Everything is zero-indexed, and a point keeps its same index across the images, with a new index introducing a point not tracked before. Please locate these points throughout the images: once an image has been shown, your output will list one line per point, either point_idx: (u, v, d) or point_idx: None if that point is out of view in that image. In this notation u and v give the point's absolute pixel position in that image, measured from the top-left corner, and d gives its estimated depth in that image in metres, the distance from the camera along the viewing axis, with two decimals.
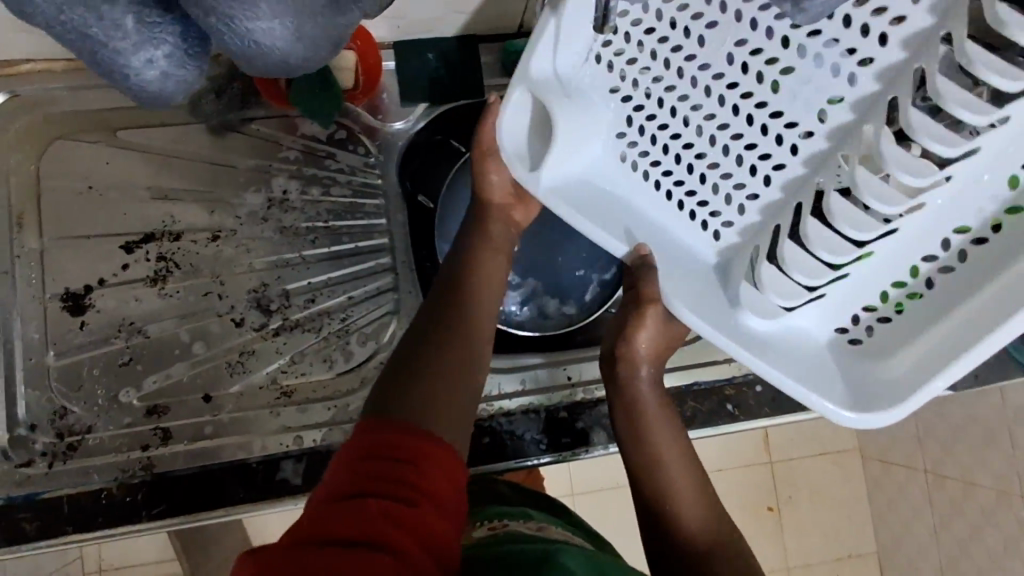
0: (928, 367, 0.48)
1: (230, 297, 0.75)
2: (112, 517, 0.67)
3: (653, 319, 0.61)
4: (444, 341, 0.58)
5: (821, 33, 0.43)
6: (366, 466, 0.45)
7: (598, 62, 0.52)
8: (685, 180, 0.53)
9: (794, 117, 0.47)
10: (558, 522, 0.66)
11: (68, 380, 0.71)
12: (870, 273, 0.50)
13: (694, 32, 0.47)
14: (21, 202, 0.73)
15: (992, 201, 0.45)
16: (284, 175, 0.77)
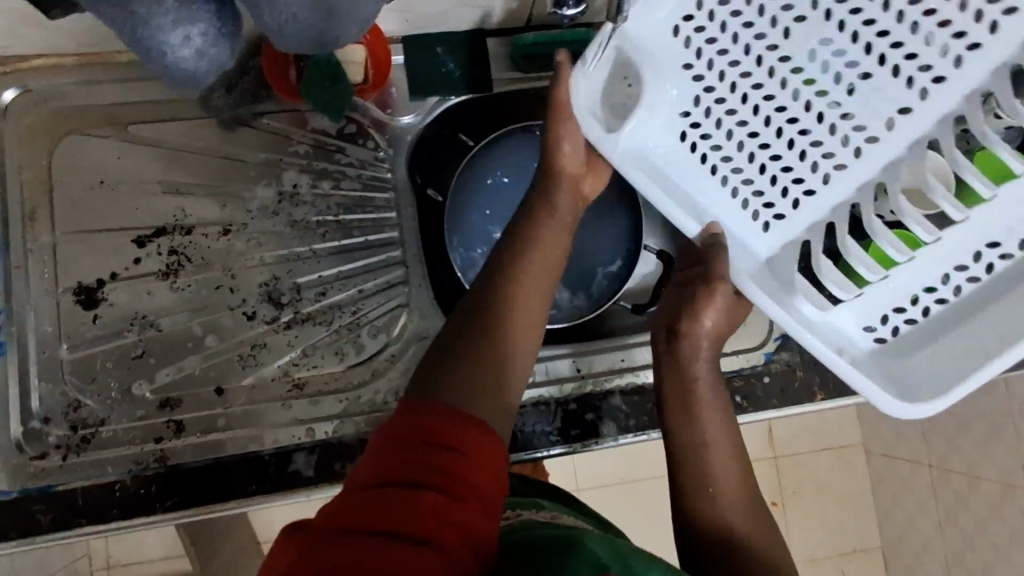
0: (947, 366, 0.56)
1: (242, 291, 0.75)
2: (126, 509, 0.67)
3: (721, 299, 0.64)
4: (489, 326, 0.57)
5: (903, 45, 0.53)
6: (406, 453, 0.45)
7: (676, 33, 0.57)
8: (744, 167, 0.62)
9: (862, 119, 0.58)
10: (571, 512, 0.66)
11: (82, 373, 0.72)
12: (909, 276, 0.61)
13: (783, 24, 0.55)
14: (32, 196, 0.74)
15: (1019, 222, 0.56)
16: (294, 169, 0.77)
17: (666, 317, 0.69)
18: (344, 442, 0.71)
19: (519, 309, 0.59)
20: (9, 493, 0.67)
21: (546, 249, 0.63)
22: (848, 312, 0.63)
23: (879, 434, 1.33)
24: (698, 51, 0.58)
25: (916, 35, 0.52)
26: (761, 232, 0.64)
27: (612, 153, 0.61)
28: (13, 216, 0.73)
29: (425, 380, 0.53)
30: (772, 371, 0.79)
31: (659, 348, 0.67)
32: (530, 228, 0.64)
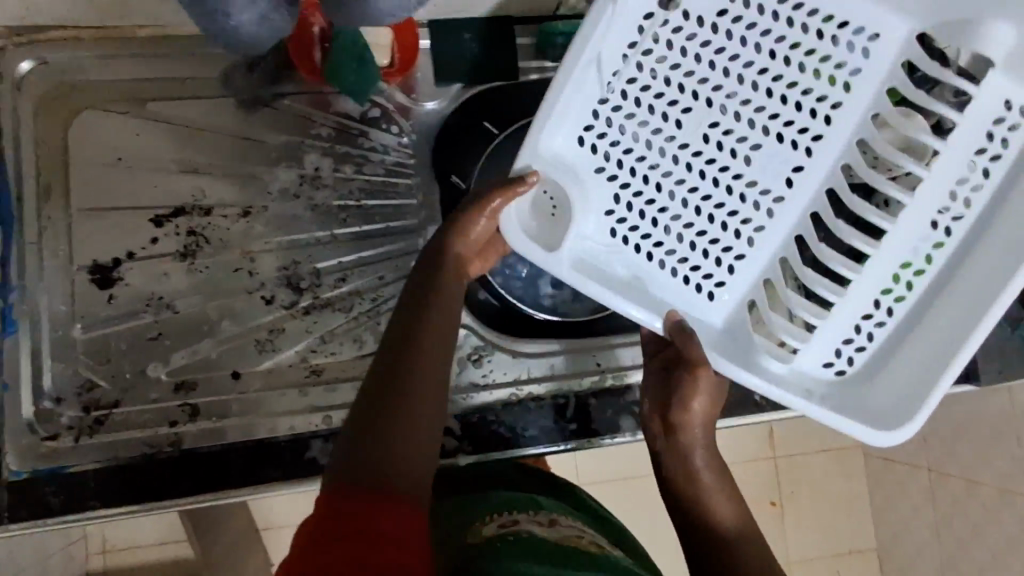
0: (922, 376, 0.60)
1: (260, 275, 0.74)
2: (140, 493, 0.66)
3: (708, 384, 0.60)
4: (403, 397, 0.53)
5: (778, 115, 0.64)
6: (334, 516, 0.46)
7: (581, 145, 0.62)
8: (675, 249, 0.66)
9: (766, 185, 0.66)
10: (569, 511, 0.68)
11: (95, 353, 0.70)
12: (845, 309, 0.64)
13: (672, 116, 0.63)
14: (48, 171, 0.72)
15: (925, 242, 0.62)
16: (316, 152, 0.76)
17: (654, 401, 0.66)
18: None
19: (426, 371, 0.55)
20: (19, 474, 0.66)
21: (435, 312, 0.58)
22: (808, 356, 0.65)
23: None
24: (605, 155, 0.63)
25: (787, 105, 0.64)
26: (709, 303, 0.66)
27: (563, 271, 0.59)
28: (28, 191, 0.71)
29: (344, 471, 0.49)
30: None
31: (657, 444, 0.65)
32: (427, 288, 0.59)
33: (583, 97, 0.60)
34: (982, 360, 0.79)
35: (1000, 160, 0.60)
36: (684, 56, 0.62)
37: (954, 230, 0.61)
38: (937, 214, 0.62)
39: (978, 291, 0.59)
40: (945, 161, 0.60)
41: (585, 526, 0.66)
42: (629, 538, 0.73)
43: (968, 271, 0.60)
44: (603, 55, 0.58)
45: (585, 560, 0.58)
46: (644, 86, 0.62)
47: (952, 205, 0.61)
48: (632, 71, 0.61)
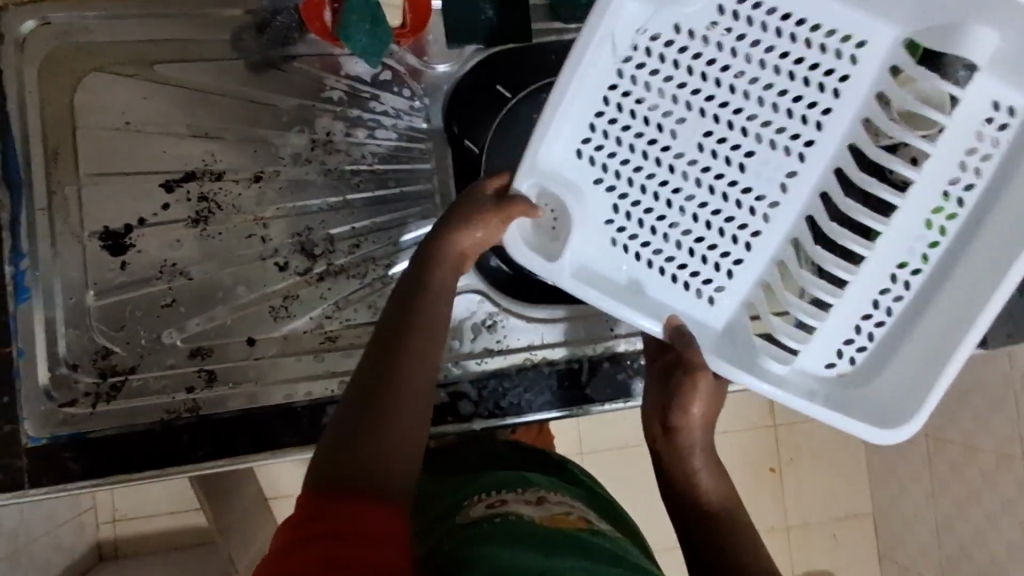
0: (921, 375, 0.59)
1: (274, 241, 0.73)
2: (160, 458, 0.67)
3: (705, 391, 0.60)
4: (394, 407, 0.53)
5: (771, 122, 0.62)
6: (303, 526, 0.44)
7: (579, 157, 0.60)
8: (675, 256, 0.64)
9: (761, 190, 0.64)
10: (562, 488, 0.67)
11: (110, 319, 0.70)
12: (844, 309, 0.64)
13: (668, 126, 0.61)
14: (54, 135, 0.70)
15: (920, 242, 0.62)
16: (327, 116, 0.75)
17: (652, 403, 0.65)
18: None
19: (418, 375, 0.55)
20: (38, 440, 0.66)
21: (426, 314, 0.58)
22: (811, 358, 0.65)
23: None
24: (602, 166, 0.61)
25: (779, 113, 0.62)
26: (709, 308, 0.65)
27: (562, 280, 0.59)
28: (36, 155, 0.70)
29: (329, 477, 0.49)
30: None
31: (658, 446, 0.65)
32: (417, 289, 0.59)
33: (577, 110, 0.58)
34: (993, 323, 0.80)
35: (990, 160, 0.59)
36: (676, 68, 0.60)
37: (949, 229, 0.61)
38: (930, 215, 0.61)
39: (974, 289, 0.58)
40: (936, 162, 0.60)
41: (576, 503, 0.65)
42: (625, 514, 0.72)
43: (966, 268, 0.59)
44: (596, 69, 0.56)
45: (572, 536, 0.55)
46: (639, 99, 0.60)
47: (945, 204, 0.60)
48: (626, 83, 0.59)
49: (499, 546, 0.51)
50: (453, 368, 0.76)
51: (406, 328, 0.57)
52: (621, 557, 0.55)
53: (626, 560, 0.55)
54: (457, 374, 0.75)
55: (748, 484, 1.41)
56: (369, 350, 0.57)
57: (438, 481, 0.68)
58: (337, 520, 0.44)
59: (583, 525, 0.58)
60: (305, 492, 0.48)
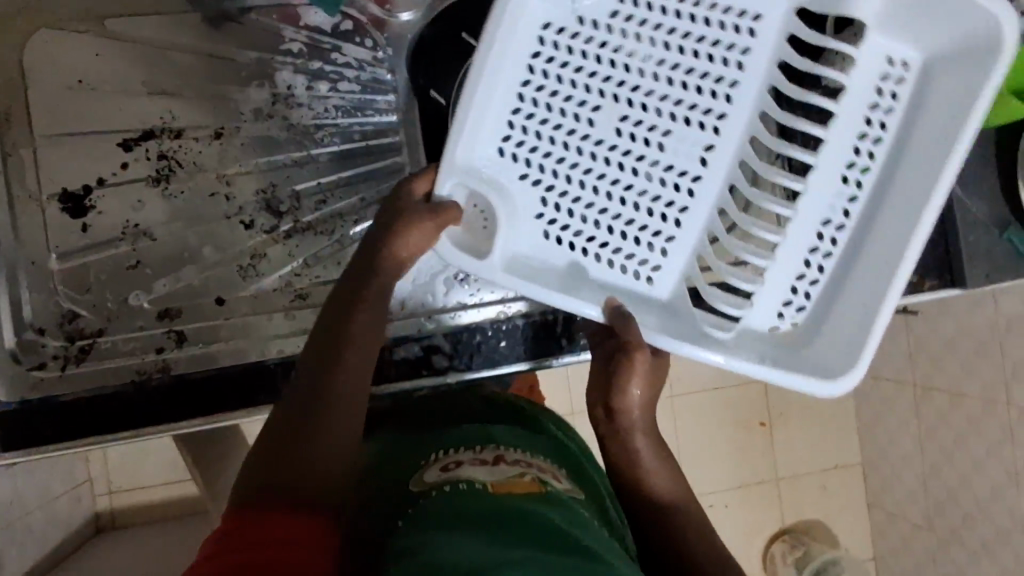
0: (860, 324, 0.59)
1: (238, 199, 0.72)
2: (134, 419, 0.67)
3: (642, 367, 0.61)
4: (326, 412, 0.57)
5: (682, 100, 0.59)
6: (236, 534, 0.50)
7: (502, 155, 0.59)
8: (609, 242, 0.61)
9: (682, 167, 0.61)
10: (523, 442, 0.67)
11: (74, 282, 0.69)
12: (778, 271, 0.61)
13: (584, 116, 0.59)
14: (8, 95, 0.69)
15: (840, 197, 0.60)
16: (288, 70, 0.73)
17: (592, 389, 0.66)
18: None
19: (353, 369, 0.59)
20: (9, 404, 0.65)
21: (361, 319, 0.60)
22: (752, 323, 0.62)
23: None
24: (526, 161, 0.60)
25: (687, 90, 0.59)
26: (648, 287, 0.62)
27: (496, 275, 0.58)
28: None
29: (264, 485, 0.54)
30: None
31: (601, 429, 0.66)
32: (352, 296, 0.60)
33: (491, 108, 0.57)
34: (971, 263, 0.80)
35: (895, 111, 0.58)
36: (584, 58, 0.59)
37: (866, 182, 0.59)
38: (846, 169, 0.59)
39: (897, 235, 0.57)
40: (845, 117, 0.58)
41: (535, 461, 0.64)
42: (587, 459, 0.72)
43: (889, 218, 0.58)
44: (504, 68, 0.56)
45: (517, 508, 0.54)
46: (553, 92, 0.59)
47: (858, 158, 0.59)
48: (538, 79, 0.58)
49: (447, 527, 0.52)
50: (428, 322, 0.76)
51: (343, 335, 0.59)
52: (564, 530, 0.53)
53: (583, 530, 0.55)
54: (431, 328, 0.75)
55: (737, 438, 1.43)
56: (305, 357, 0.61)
57: (416, 435, 0.69)
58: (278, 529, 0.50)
59: (534, 491, 0.58)
60: (236, 503, 0.53)
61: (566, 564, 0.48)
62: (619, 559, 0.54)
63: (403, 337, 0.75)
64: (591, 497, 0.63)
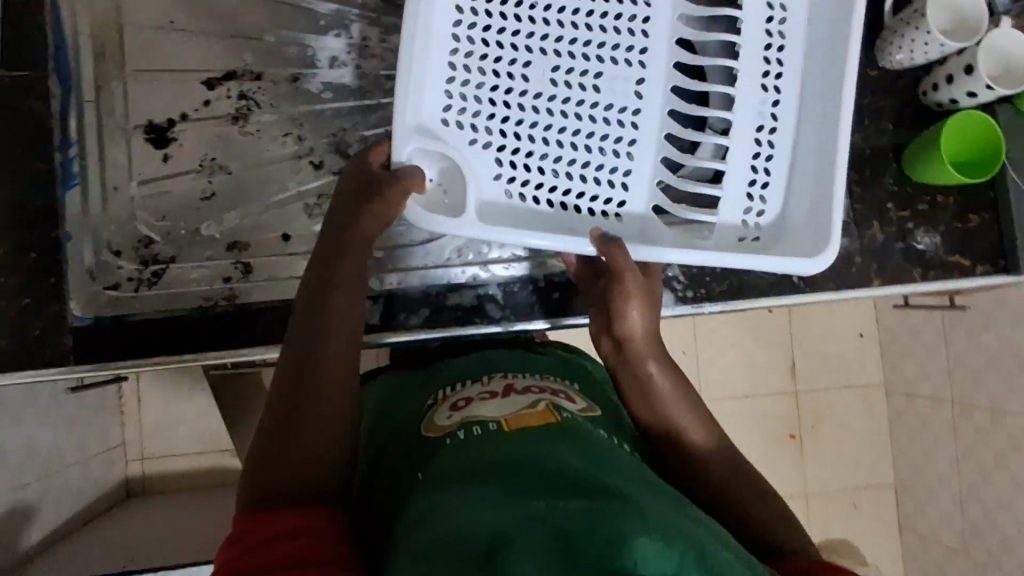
0: (818, 202, 0.67)
1: (309, 140, 0.75)
2: (197, 344, 0.69)
3: (633, 290, 0.63)
4: (311, 376, 0.59)
5: (604, 44, 0.68)
6: (251, 533, 0.52)
7: (447, 125, 0.64)
8: (570, 188, 0.67)
9: (620, 103, 0.69)
10: (531, 366, 0.71)
11: (152, 209, 0.72)
12: (733, 179, 0.69)
13: (516, 72, 0.66)
14: (103, 31, 0.73)
15: (764, 102, 0.69)
16: (363, 22, 0.76)
17: (597, 325, 0.68)
18: (408, 293, 0.76)
19: (335, 352, 0.60)
20: (84, 319, 0.68)
21: (342, 300, 0.61)
22: (723, 231, 0.70)
23: (901, 373, 1.43)
24: (472, 127, 0.65)
25: (607, 33, 0.68)
26: (618, 223, 0.68)
27: (475, 228, 0.60)
28: (86, 52, 0.72)
29: (269, 476, 0.56)
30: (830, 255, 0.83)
31: (609, 361, 0.67)
32: (324, 279, 0.61)
33: (428, 85, 0.63)
34: None
35: (788, 20, 0.69)
36: (504, 19, 0.66)
37: (783, 85, 0.69)
38: (764, 78, 0.69)
39: (822, 120, 0.67)
40: (749, 36, 0.69)
41: (547, 384, 0.67)
42: (593, 364, 0.79)
43: (810, 108, 0.68)
44: (430, 46, 0.62)
45: (525, 456, 0.53)
46: (482, 57, 0.65)
47: (769, 67, 0.69)
48: (465, 46, 0.64)
49: (445, 483, 0.54)
50: (482, 272, 0.77)
51: (321, 314, 0.60)
52: (578, 471, 0.51)
53: (603, 469, 0.52)
54: (485, 278, 0.77)
55: (768, 445, 1.45)
56: (282, 359, 0.61)
57: (447, 366, 0.74)
58: (281, 521, 0.52)
59: (551, 420, 0.59)
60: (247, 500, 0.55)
61: (588, 511, 0.44)
62: (651, 498, 0.50)
63: (457, 283, 0.76)
64: (608, 412, 0.67)
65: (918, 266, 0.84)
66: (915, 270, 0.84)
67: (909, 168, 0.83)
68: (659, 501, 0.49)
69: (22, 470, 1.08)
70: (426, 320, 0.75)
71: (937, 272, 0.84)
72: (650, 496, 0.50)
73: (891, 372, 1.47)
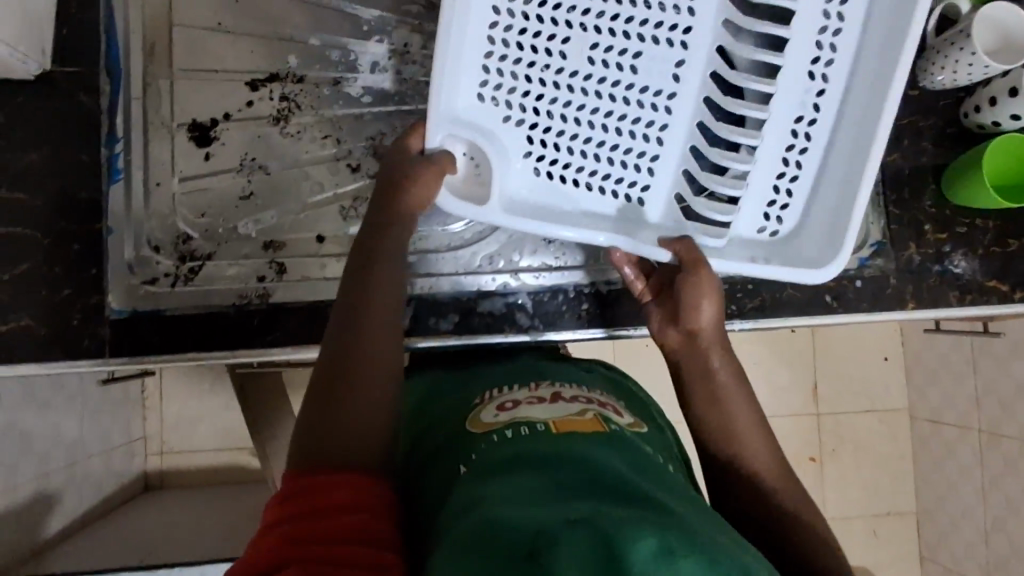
0: (841, 205, 0.67)
1: (348, 142, 0.76)
2: (231, 340, 0.70)
3: (708, 286, 0.64)
4: (353, 364, 0.58)
5: (647, 21, 0.65)
6: (286, 509, 0.49)
7: (481, 101, 0.64)
8: (597, 169, 0.67)
9: (655, 86, 0.67)
10: (578, 380, 0.71)
11: (192, 206, 0.73)
12: (761, 170, 0.68)
13: (554, 49, 0.64)
14: (153, 31, 0.74)
15: (807, 92, 0.67)
16: (405, 28, 0.77)
17: (660, 322, 0.68)
18: (438, 298, 0.76)
19: (373, 345, 0.59)
20: (121, 312, 0.69)
21: (375, 283, 0.61)
22: (743, 226, 0.69)
23: (926, 399, 1.41)
24: (506, 103, 0.65)
25: (652, 10, 0.65)
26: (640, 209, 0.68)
27: (498, 217, 0.63)
28: (136, 51, 0.74)
29: (309, 456, 0.54)
30: (865, 275, 0.82)
31: (676, 362, 0.67)
32: (362, 269, 0.62)
33: (464, 62, 0.62)
34: None
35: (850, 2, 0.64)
36: None
37: (831, 74, 0.66)
38: (812, 66, 0.66)
39: (864, 119, 0.65)
40: (806, 16, 0.64)
41: (593, 395, 0.67)
42: (632, 387, 0.78)
43: (855, 102, 0.66)
44: (468, 22, 0.61)
45: (574, 454, 0.53)
46: (521, 31, 0.63)
47: (821, 52, 0.66)
48: (505, 19, 0.62)
49: (495, 470, 0.54)
50: (512, 280, 0.77)
51: (363, 302, 0.60)
52: (633, 481, 0.51)
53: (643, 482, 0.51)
54: (516, 286, 0.76)
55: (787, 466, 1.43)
56: (323, 351, 0.61)
57: (496, 368, 0.74)
58: (317, 497, 0.50)
59: (599, 428, 0.59)
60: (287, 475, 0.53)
61: (638, 520, 0.43)
62: (696, 516, 0.49)
63: (488, 290, 0.76)
64: (654, 434, 0.67)
65: (956, 290, 0.82)
66: (951, 294, 0.82)
67: (948, 189, 0.82)
68: (711, 524, 0.48)
69: (47, 459, 1.09)
70: (457, 326, 0.75)
71: (974, 297, 0.82)
72: (693, 513, 0.49)
73: (915, 399, 1.44)
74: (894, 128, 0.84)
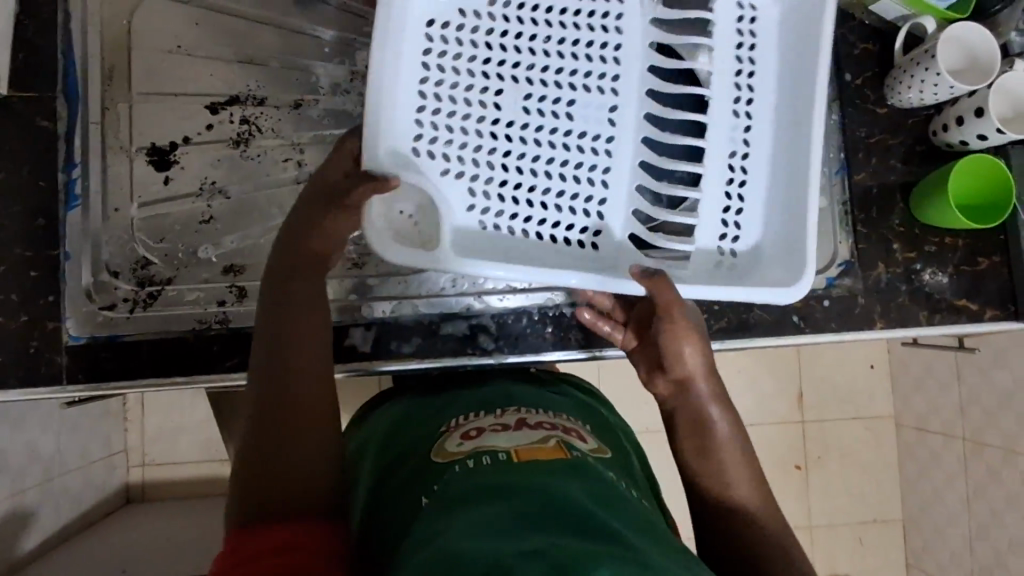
0: (791, 228, 0.66)
1: (309, 165, 0.75)
2: (190, 366, 0.69)
3: (683, 325, 0.64)
4: (283, 402, 0.58)
5: (576, 72, 0.67)
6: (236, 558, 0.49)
7: (417, 154, 0.63)
8: (545, 217, 0.67)
9: (593, 131, 0.68)
10: (540, 401, 0.70)
11: (151, 231, 0.73)
12: (707, 203, 0.69)
13: (489, 100, 0.66)
14: (112, 55, 0.74)
15: (735, 129, 0.69)
16: (367, 50, 0.77)
17: (647, 369, 0.69)
18: (400, 321, 0.75)
19: (304, 382, 0.59)
20: (79, 339, 0.69)
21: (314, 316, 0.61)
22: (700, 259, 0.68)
23: (912, 408, 1.40)
24: (444, 156, 0.64)
25: (580, 60, 0.67)
26: (595, 253, 0.68)
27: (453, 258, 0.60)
28: (95, 76, 0.73)
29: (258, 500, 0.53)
30: (832, 295, 0.81)
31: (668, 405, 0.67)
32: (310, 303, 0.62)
33: (398, 113, 0.62)
34: None
35: (757, 48, 0.68)
36: (474, 47, 0.65)
37: (754, 111, 0.68)
38: (735, 104, 0.69)
39: (794, 146, 0.66)
40: (720, 61, 0.68)
41: (558, 420, 0.67)
42: (604, 409, 0.79)
43: (783, 132, 0.67)
44: (399, 75, 0.61)
45: (545, 488, 0.51)
46: (453, 85, 0.64)
47: (741, 92, 0.68)
48: (435, 74, 0.63)
49: (465, 500, 0.53)
50: (476, 303, 0.76)
51: (291, 339, 0.60)
52: (607, 518, 0.50)
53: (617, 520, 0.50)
54: (479, 309, 0.76)
55: (772, 475, 1.43)
56: (255, 384, 0.60)
57: (464, 391, 0.74)
58: (266, 541, 0.50)
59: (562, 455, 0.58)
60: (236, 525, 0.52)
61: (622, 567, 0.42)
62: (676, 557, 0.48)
63: (452, 313, 0.76)
64: (618, 458, 0.67)
65: (926, 308, 0.82)
66: (921, 312, 0.82)
67: (916, 208, 0.81)
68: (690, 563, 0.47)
69: (23, 474, 1.10)
70: (419, 349, 0.75)
71: (944, 315, 0.82)
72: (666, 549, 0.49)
73: (902, 408, 1.43)
74: (862, 146, 0.83)
